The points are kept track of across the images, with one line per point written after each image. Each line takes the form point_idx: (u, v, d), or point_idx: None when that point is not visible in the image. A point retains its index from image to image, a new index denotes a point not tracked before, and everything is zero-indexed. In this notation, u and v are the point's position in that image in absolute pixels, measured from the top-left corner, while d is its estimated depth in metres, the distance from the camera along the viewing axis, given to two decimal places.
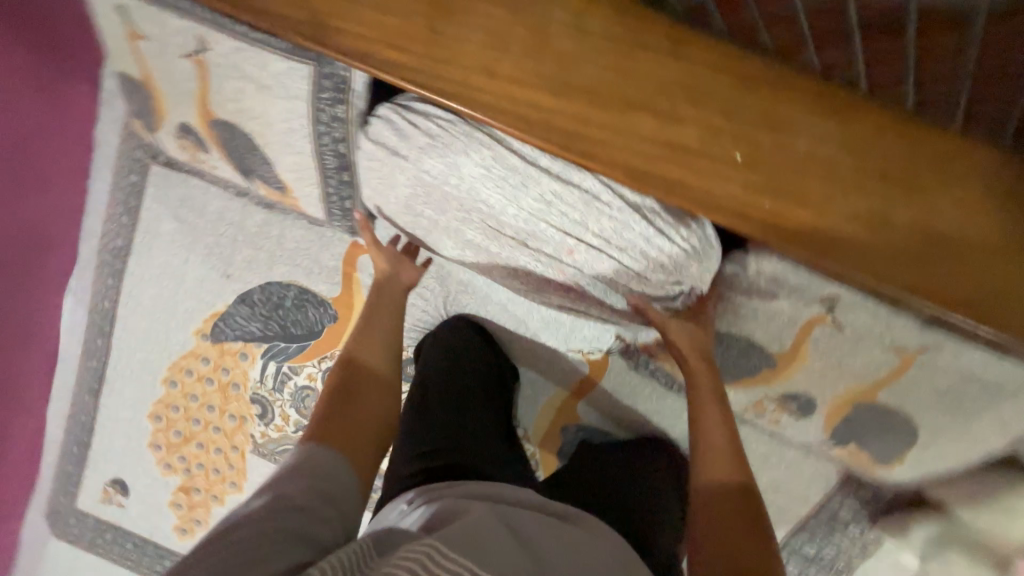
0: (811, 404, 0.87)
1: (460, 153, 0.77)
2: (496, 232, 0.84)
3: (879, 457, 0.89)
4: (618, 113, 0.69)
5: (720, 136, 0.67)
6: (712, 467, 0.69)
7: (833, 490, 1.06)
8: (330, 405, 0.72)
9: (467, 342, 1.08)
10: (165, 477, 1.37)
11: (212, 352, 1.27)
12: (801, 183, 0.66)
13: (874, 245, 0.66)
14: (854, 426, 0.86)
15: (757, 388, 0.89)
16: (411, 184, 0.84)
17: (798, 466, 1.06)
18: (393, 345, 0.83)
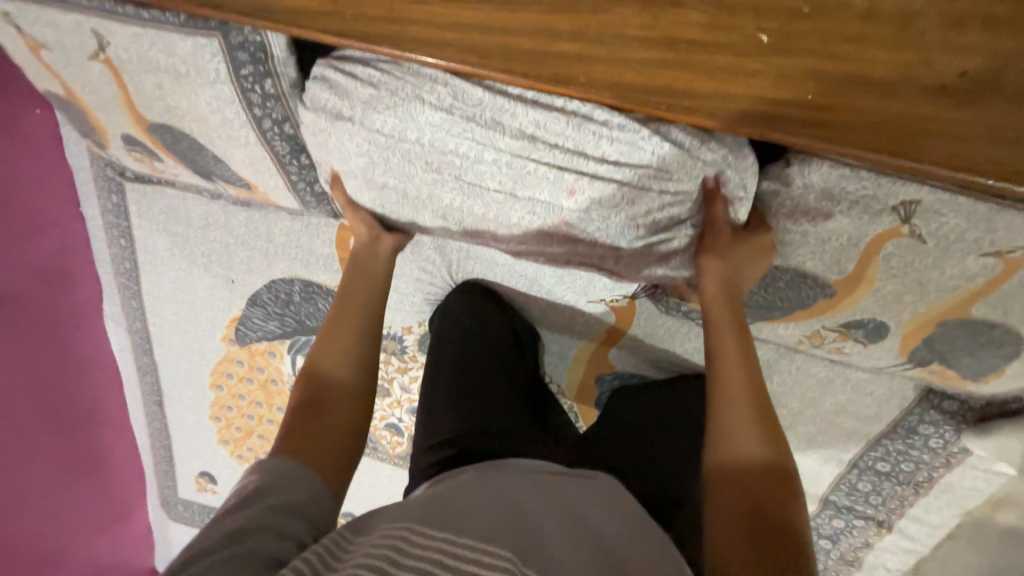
0: (881, 329, 0.73)
1: (413, 99, 0.64)
2: (477, 188, 0.70)
3: (970, 374, 0.76)
4: (594, 12, 0.51)
5: (737, 13, 0.48)
6: (736, 442, 0.58)
7: (910, 406, 0.95)
8: (293, 427, 0.63)
9: (477, 307, 1.05)
10: (242, 466, 1.46)
11: (243, 354, 1.29)
12: (856, 59, 0.47)
13: (968, 122, 0.48)
14: (937, 345, 0.72)
15: (811, 320, 0.76)
16: (367, 151, 0.71)
17: (864, 386, 0.95)
18: (364, 348, 0.72)
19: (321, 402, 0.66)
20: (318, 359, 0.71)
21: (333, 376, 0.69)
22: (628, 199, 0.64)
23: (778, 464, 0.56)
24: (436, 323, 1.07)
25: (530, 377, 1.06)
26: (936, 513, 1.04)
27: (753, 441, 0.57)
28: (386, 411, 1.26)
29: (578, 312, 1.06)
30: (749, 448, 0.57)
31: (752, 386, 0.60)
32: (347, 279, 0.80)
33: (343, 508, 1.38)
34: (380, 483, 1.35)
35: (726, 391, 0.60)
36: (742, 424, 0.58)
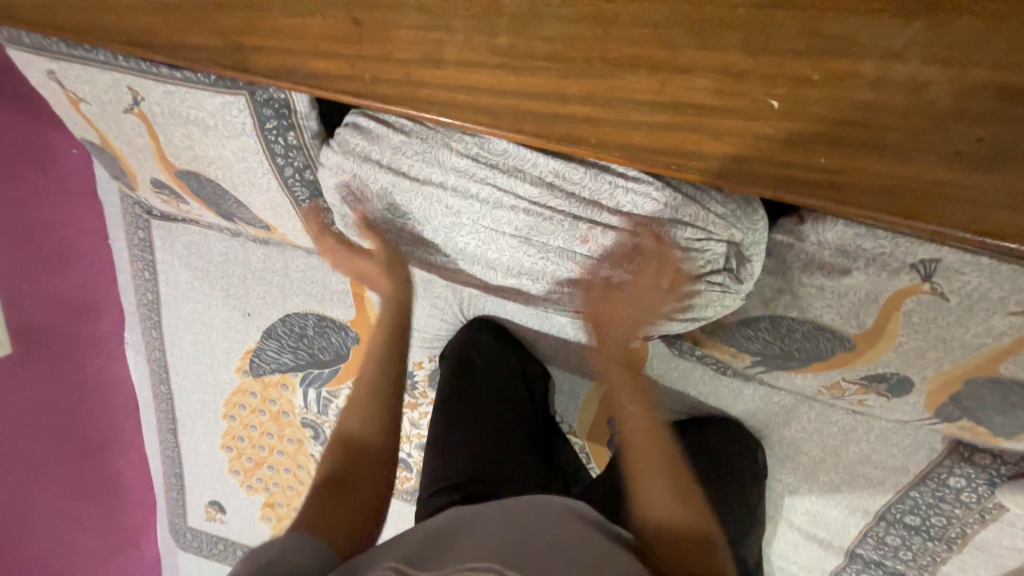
0: (905, 384, 0.70)
1: (439, 146, 0.67)
2: (492, 234, 0.71)
3: (1001, 431, 0.73)
4: (602, 80, 0.52)
5: (747, 82, 0.49)
6: (661, 493, 0.67)
7: (938, 457, 0.91)
8: (324, 476, 0.69)
9: (486, 341, 1.05)
10: (250, 496, 1.45)
11: (256, 385, 1.30)
12: (867, 127, 0.47)
13: (985, 191, 0.47)
14: (964, 401, 0.69)
15: (829, 371, 0.74)
16: (387, 192, 0.73)
17: (889, 434, 0.92)
18: (387, 399, 0.79)
19: (349, 449, 0.73)
20: (350, 411, 0.78)
21: (361, 426, 0.75)
22: (640, 250, 0.64)
23: (695, 513, 0.66)
24: (445, 359, 1.07)
25: (541, 418, 1.05)
26: (972, 571, 0.98)
27: (672, 491, 0.68)
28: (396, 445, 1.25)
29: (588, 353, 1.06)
30: (671, 497, 0.67)
31: (663, 449, 0.73)
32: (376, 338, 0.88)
33: None
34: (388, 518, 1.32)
35: (647, 452, 0.72)
36: (665, 479, 0.69)
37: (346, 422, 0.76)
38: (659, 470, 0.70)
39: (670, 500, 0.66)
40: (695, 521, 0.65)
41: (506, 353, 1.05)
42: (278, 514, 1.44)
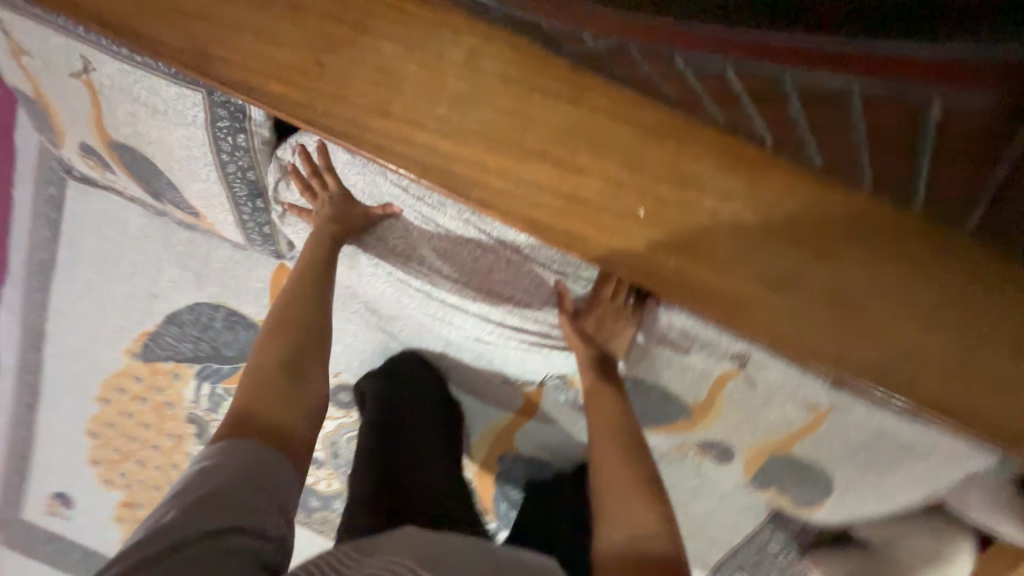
0: (729, 452, 0.85)
1: (378, 174, 0.79)
2: (418, 253, 0.84)
3: (800, 502, 0.89)
4: (516, 162, 0.63)
5: (622, 190, 0.62)
6: (626, 518, 0.64)
7: (761, 523, 1.07)
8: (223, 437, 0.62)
9: (412, 374, 1.07)
10: (106, 492, 1.35)
11: (144, 371, 1.23)
12: (706, 246, 0.62)
13: (777, 307, 0.62)
14: (771, 472, 0.85)
15: (678, 434, 0.87)
16: (326, 204, 0.82)
17: (728, 498, 1.06)
18: (320, 330, 0.76)
19: (254, 407, 0.65)
20: (256, 374, 0.69)
21: (272, 384, 0.68)
22: (534, 283, 0.80)
23: (665, 524, 0.63)
24: (366, 400, 1.04)
25: (459, 448, 1.04)
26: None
27: (641, 505, 0.65)
28: None
29: (492, 393, 1.09)
30: (639, 515, 0.64)
31: (628, 461, 0.69)
32: (287, 298, 0.77)
33: None
34: None
35: (612, 470, 0.69)
36: (632, 495, 0.66)
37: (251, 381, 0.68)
38: (626, 486, 0.67)
39: (637, 522, 0.63)
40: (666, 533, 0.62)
41: (427, 380, 1.07)
42: (132, 515, 1.36)
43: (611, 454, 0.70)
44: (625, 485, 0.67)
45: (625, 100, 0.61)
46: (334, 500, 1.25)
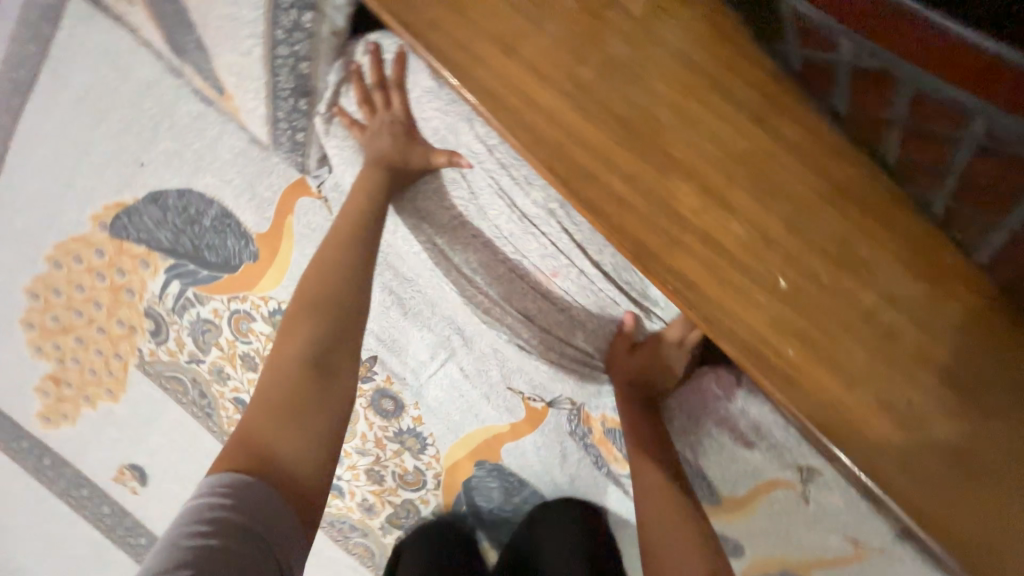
0: (736, 550, 0.73)
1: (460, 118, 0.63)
2: (478, 230, 0.70)
3: None
4: (652, 170, 0.49)
5: (770, 251, 0.49)
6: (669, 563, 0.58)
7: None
8: (239, 451, 0.57)
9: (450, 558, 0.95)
10: (34, 360, 1.20)
11: (108, 246, 1.05)
12: (844, 352, 0.50)
13: (894, 449, 0.51)
14: None
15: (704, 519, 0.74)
16: (386, 132, 0.67)
17: None
18: (353, 311, 0.69)
19: (276, 410, 0.60)
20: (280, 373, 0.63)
21: (297, 385, 0.62)
22: (599, 303, 0.68)
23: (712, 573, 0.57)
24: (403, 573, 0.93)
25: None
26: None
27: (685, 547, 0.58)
28: (242, 385, 1.11)
29: (491, 398, 0.97)
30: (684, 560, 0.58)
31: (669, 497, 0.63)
32: (320, 269, 0.69)
33: (131, 457, 1.26)
34: (196, 450, 1.21)
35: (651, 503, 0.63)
36: (677, 540, 0.59)
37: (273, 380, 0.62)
38: (668, 528, 0.60)
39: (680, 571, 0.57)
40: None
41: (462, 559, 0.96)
42: (59, 392, 1.22)
43: (651, 492, 0.64)
44: (665, 522, 0.61)
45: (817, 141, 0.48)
46: None
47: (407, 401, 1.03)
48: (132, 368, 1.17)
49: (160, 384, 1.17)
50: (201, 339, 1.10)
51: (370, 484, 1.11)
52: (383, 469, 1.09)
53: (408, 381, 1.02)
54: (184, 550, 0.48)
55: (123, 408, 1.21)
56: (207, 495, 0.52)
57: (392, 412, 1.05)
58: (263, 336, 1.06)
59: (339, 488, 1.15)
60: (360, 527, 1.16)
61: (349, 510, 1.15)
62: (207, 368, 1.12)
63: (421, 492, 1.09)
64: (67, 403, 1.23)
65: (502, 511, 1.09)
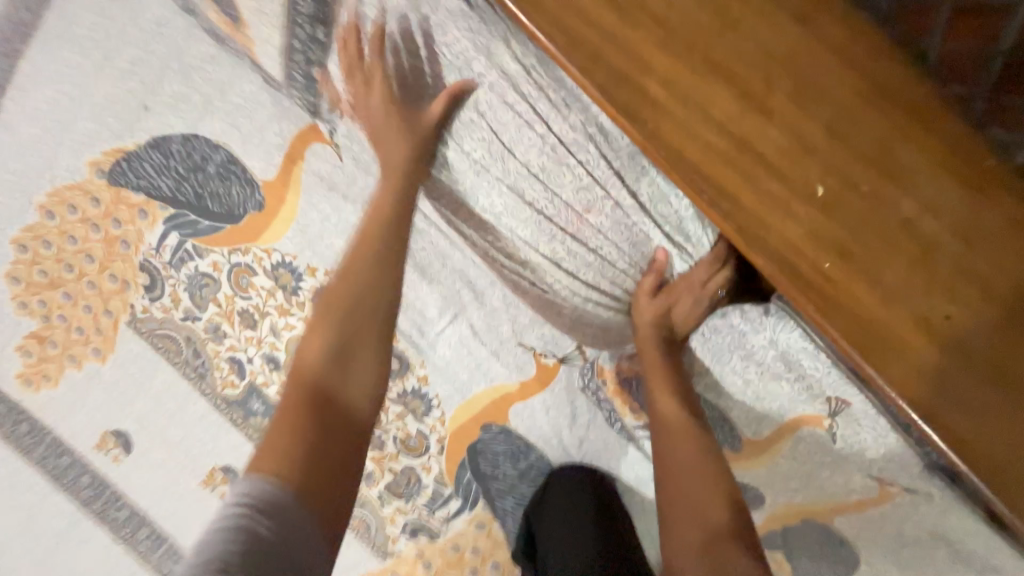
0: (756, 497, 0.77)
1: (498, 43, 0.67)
2: (517, 170, 0.73)
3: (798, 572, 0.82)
4: (690, 73, 0.48)
5: (808, 158, 0.48)
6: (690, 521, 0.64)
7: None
8: (279, 436, 0.64)
9: None
10: (19, 317, 1.13)
11: (104, 194, 1.01)
12: (880, 263, 0.49)
13: (931, 368, 0.50)
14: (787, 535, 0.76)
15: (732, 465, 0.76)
16: (426, 65, 0.70)
17: None
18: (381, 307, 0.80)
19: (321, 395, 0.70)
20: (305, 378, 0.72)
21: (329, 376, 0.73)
22: (630, 238, 0.74)
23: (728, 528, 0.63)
24: None
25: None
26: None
27: (707, 505, 0.65)
28: (240, 344, 1.08)
29: (501, 355, 0.95)
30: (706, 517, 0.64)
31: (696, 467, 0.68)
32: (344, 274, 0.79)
33: (115, 423, 1.20)
34: (187, 415, 1.17)
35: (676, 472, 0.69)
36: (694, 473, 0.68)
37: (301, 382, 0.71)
38: (693, 492, 0.66)
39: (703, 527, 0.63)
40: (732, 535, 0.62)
41: None
42: (42, 352, 1.16)
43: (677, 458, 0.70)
44: (688, 486, 0.67)
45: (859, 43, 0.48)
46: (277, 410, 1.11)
47: (414, 360, 1.00)
48: (122, 325, 1.13)
49: (150, 344, 1.12)
50: (198, 295, 1.06)
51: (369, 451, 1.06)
52: (385, 434, 1.05)
53: (413, 337, 0.98)
54: (224, 546, 0.53)
55: (111, 370, 1.16)
56: (242, 497, 0.58)
57: (397, 371, 1.01)
58: (264, 292, 1.02)
59: None
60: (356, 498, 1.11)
61: None
62: (202, 326, 1.08)
63: (423, 457, 1.06)
64: (50, 364, 1.17)
65: (507, 477, 1.08)
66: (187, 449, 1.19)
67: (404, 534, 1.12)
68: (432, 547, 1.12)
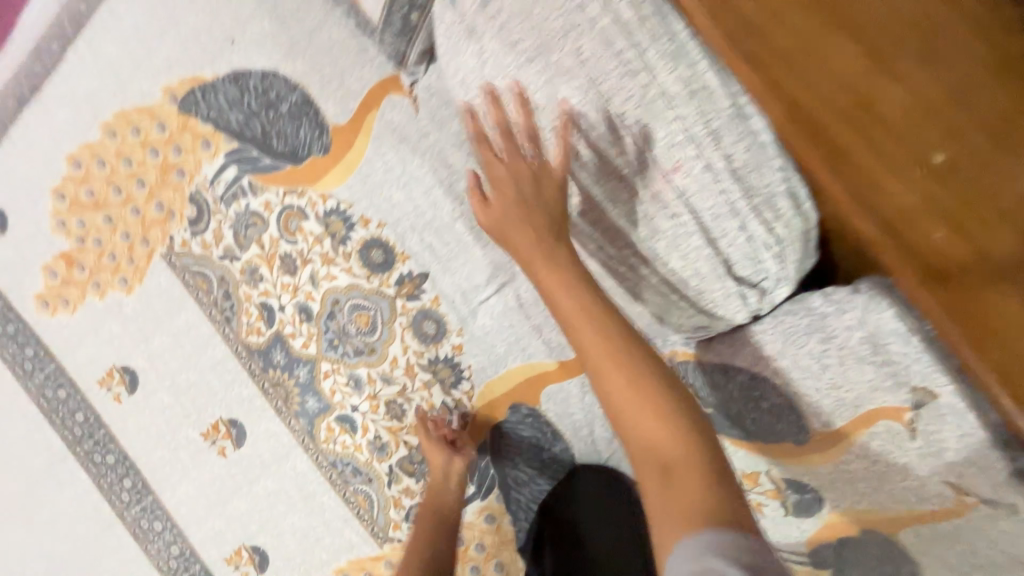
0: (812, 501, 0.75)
1: None
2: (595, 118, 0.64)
3: None
4: (821, 26, 0.49)
5: (928, 123, 0.48)
6: (669, 508, 0.51)
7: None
8: None
9: None
10: (51, 234, 1.12)
11: (173, 121, 1.03)
12: (995, 242, 0.47)
13: None
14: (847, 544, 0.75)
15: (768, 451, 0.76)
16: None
17: None
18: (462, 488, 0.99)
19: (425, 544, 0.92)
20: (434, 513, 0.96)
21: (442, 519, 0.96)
22: (716, 213, 0.60)
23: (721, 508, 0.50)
24: None
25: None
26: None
27: (671, 445, 0.54)
28: (274, 289, 1.05)
29: (543, 331, 0.92)
30: (687, 498, 0.51)
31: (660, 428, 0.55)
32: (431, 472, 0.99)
33: (123, 360, 1.15)
34: (201, 359, 1.11)
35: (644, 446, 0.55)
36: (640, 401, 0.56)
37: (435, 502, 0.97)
38: (667, 466, 0.53)
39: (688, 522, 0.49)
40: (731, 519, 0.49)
41: None
42: (67, 275, 1.13)
43: (640, 427, 0.56)
44: (661, 465, 0.54)
45: (1007, 17, 0.48)
46: (300, 366, 1.05)
47: (451, 327, 0.98)
48: (155, 258, 1.10)
49: (181, 280, 1.10)
50: (241, 235, 1.05)
51: (388, 419, 1.03)
52: (407, 403, 1.01)
53: (455, 302, 0.97)
54: None
55: (133, 302, 1.13)
56: None
57: (432, 337, 0.98)
58: (310, 238, 1.01)
59: (350, 421, 1.05)
60: (364, 471, 1.06)
61: (357, 448, 1.05)
62: (239, 267, 1.06)
63: (443, 433, 1.01)
64: (72, 288, 1.14)
65: (528, 468, 1.01)
66: (192, 397, 1.13)
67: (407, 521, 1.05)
68: None
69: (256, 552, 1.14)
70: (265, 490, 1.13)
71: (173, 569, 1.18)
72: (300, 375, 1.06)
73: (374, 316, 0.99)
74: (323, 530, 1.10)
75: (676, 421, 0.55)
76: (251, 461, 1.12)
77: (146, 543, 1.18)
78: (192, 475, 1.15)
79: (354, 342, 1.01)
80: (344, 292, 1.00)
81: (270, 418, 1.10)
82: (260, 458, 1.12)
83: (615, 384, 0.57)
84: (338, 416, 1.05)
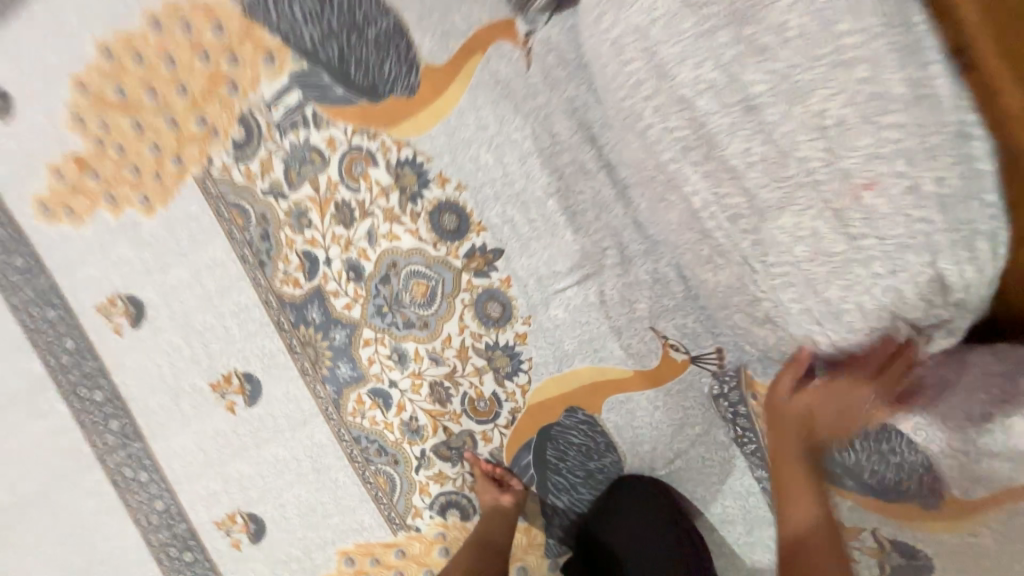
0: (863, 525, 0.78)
1: None
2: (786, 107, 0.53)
3: None
4: None
5: None
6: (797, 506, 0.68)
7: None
8: None
9: None
10: (65, 132, 0.96)
11: (231, 24, 0.87)
12: None
13: None
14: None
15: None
16: None
17: None
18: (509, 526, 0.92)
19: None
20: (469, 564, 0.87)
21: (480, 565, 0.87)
22: (899, 244, 0.53)
23: (815, 517, 0.67)
24: None
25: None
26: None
27: (800, 512, 0.68)
28: (322, 239, 0.93)
29: (623, 334, 0.84)
30: (814, 558, 0.64)
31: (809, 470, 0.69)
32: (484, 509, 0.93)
33: (130, 288, 1.01)
34: (223, 302, 0.99)
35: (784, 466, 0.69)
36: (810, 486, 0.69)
37: (470, 547, 0.90)
38: (801, 544, 0.66)
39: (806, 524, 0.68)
40: (821, 552, 0.64)
41: None
42: (79, 182, 0.98)
43: (787, 472, 0.69)
44: (798, 487, 0.69)
45: None
46: (338, 328, 0.95)
47: (517, 314, 0.87)
48: (187, 180, 0.96)
49: (214, 209, 0.96)
50: (294, 171, 0.92)
51: (430, 403, 0.94)
52: (454, 386, 0.92)
53: (527, 287, 0.86)
54: None
55: (151, 226, 0.98)
56: None
57: (495, 321, 0.88)
58: (375, 188, 0.89)
59: (385, 396, 0.95)
60: (392, 452, 0.97)
61: (387, 427, 0.96)
62: (285, 207, 0.93)
63: (487, 425, 0.93)
64: (82, 199, 0.99)
65: (571, 475, 0.93)
66: (206, 342, 1.00)
67: (431, 508, 0.98)
68: (458, 529, 0.98)
69: (253, 520, 1.04)
70: (273, 456, 1.02)
71: (156, 524, 1.07)
72: (337, 337, 0.95)
73: (434, 288, 0.89)
74: (332, 507, 1.01)
75: (812, 499, 0.68)
76: (261, 423, 1.01)
77: (128, 493, 1.06)
78: (191, 428, 1.03)
79: (406, 313, 0.91)
80: (404, 256, 0.89)
81: (293, 379, 0.99)
82: (272, 421, 1.01)
83: (788, 448, 0.69)
84: (373, 389, 0.95)
